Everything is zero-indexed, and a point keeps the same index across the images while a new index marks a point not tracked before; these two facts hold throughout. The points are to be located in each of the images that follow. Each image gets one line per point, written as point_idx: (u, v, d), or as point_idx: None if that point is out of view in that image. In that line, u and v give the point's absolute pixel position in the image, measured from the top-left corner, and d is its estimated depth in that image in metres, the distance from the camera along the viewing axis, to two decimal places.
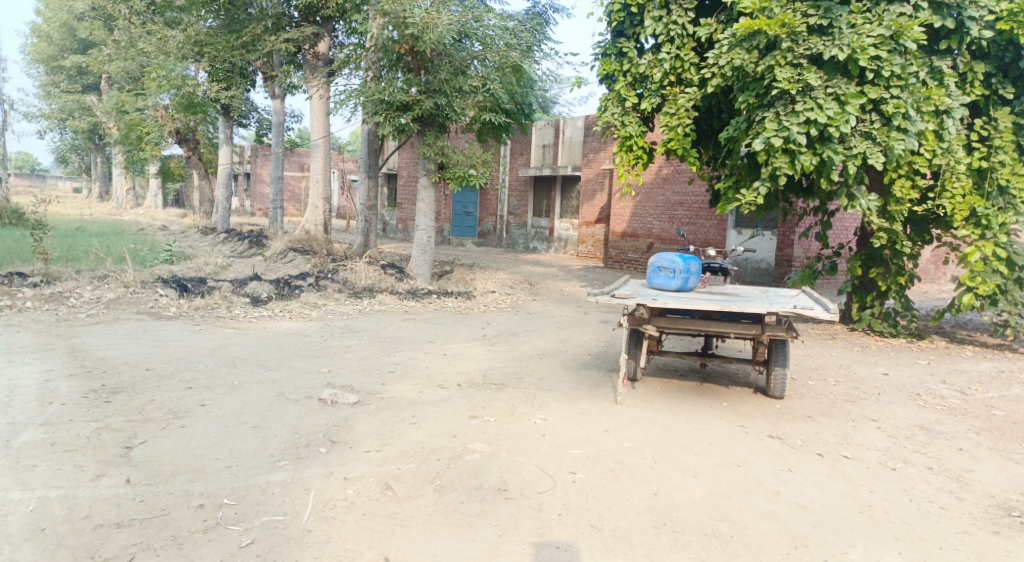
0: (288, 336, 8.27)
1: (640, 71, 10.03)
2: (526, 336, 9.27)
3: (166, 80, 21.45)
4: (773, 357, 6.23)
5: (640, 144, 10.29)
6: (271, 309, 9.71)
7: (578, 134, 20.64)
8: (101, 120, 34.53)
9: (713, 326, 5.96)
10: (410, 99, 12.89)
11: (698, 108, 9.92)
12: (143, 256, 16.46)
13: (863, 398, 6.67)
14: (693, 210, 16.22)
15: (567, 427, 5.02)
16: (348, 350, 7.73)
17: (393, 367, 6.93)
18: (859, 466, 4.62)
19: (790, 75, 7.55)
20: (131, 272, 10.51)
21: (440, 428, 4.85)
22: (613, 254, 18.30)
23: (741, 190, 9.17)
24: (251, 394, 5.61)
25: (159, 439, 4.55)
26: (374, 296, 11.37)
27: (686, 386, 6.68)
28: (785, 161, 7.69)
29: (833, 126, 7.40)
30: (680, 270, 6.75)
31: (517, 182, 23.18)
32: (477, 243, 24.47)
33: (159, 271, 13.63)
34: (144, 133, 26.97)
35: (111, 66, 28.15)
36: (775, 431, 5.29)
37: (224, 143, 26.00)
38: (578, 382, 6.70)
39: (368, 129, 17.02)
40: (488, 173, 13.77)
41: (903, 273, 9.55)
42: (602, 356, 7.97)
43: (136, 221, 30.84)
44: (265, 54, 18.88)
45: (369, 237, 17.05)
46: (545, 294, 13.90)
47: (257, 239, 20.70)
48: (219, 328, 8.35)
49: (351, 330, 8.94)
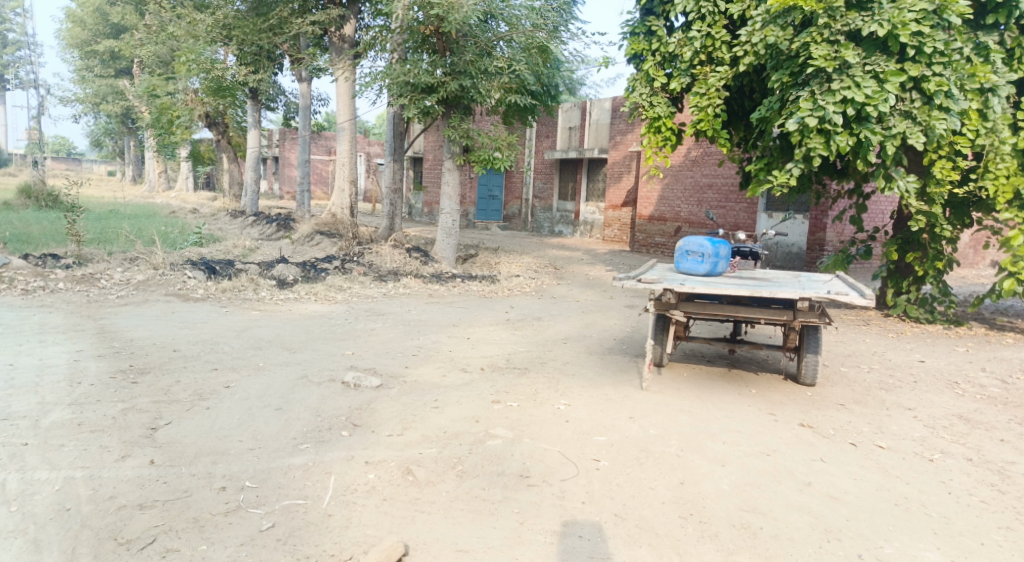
0: (312, 319, 8.29)
1: (670, 50, 9.81)
2: (551, 320, 9.18)
3: (195, 63, 21.61)
4: (805, 343, 6.06)
5: (669, 126, 10.09)
6: (297, 291, 9.76)
7: (605, 116, 20.37)
8: (133, 105, 35.02)
9: (743, 312, 5.80)
10: (435, 81, 12.78)
11: (729, 88, 9.68)
12: (173, 238, 16.71)
13: (898, 386, 6.47)
14: (722, 193, 15.93)
15: (591, 413, 4.94)
16: (372, 333, 7.72)
17: (416, 350, 6.91)
18: (894, 457, 4.46)
19: (826, 53, 7.31)
20: (160, 254, 10.63)
21: (462, 413, 4.80)
22: (640, 238, 18.06)
23: (773, 172, 8.93)
24: (275, 376, 5.62)
25: (184, 421, 4.58)
26: (399, 279, 11.38)
27: (714, 373, 6.54)
28: (819, 142, 7.45)
29: (872, 105, 7.14)
30: (709, 254, 6.60)
31: (543, 165, 22.99)
32: (502, 226, 24.39)
33: (188, 253, 13.80)
34: (174, 117, 27.27)
35: (142, 51, 28.47)
36: (806, 420, 5.14)
37: (252, 127, 26.18)
38: (602, 367, 6.60)
39: (393, 111, 17.00)
40: (514, 156, 13.64)
41: (941, 258, 9.24)
42: (627, 341, 7.86)
43: (168, 204, 31.31)
44: (292, 37, 19.10)
45: (394, 220, 17.06)
46: (570, 278, 13.78)
47: (284, 223, 20.87)
48: (245, 310, 8.40)
49: (376, 313, 8.95)
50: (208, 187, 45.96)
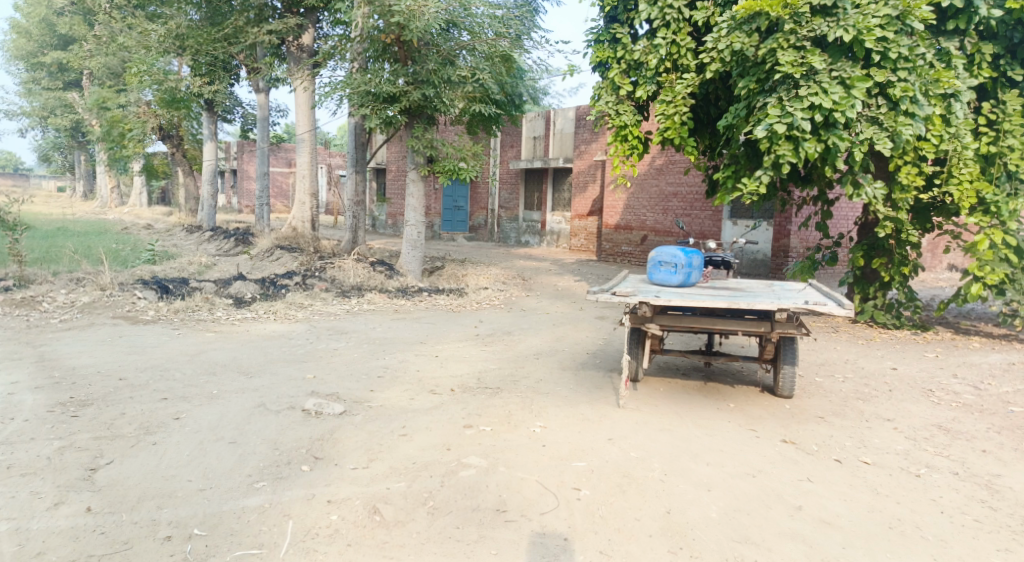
0: (271, 340, 7.90)
1: (635, 58, 9.72)
2: (521, 334, 8.94)
3: (147, 75, 20.92)
4: (781, 354, 5.93)
5: (635, 134, 10.00)
6: (255, 310, 9.34)
7: (569, 125, 20.31)
8: (83, 118, 33.86)
9: (721, 324, 5.64)
10: (397, 91, 12.49)
11: (695, 95, 9.62)
12: (125, 256, 16.04)
13: (874, 395, 6.38)
14: (687, 201, 15.93)
15: (568, 436, 4.70)
16: (334, 353, 7.37)
17: (382, 371, 6.59)
18: (880, 473, 4.32)
19: (793, 59, 7.29)
20: (108, 274, 10.10)
21: (432, 440, 4.52)
22: (607, 247, 17.96)
23: (741, 180, 8.87)
24: (230, 405, 5.25)
25: (127, 459, 4.20)
26: (362, 295, 11.02)
27: (691, 387, 6.37)
28: (788, 149, 7.39)
29: (839, 111, 7.11)
30: (683, 265, 6.46)
31: (507, 175, 22.82)
32: (468, 237, 24.13)
33: (140, 271, 13.22)
34: (126, 130, 26.39)
35: (92, 62, 27.54)
36: (788, 435, 4.99)
37: (209, 139, 25.48)
38: (576, 384, 6.38)
39: (354, 122, 16.59)
40: (479, 166, 13.42)
41: (907, 263, 9.33)
42: (600, 355, 7.65)
43: (120, 220, 30.24)
44: (248, 47, 18.46)
45: (358, 233, 16.66)
46: (539, 289, 13.58)
47: (243, 237, 20.27)
48: (199, 332, 7.97)
49: (339, 331, 8.59)
50: (164, 201, 44.67)
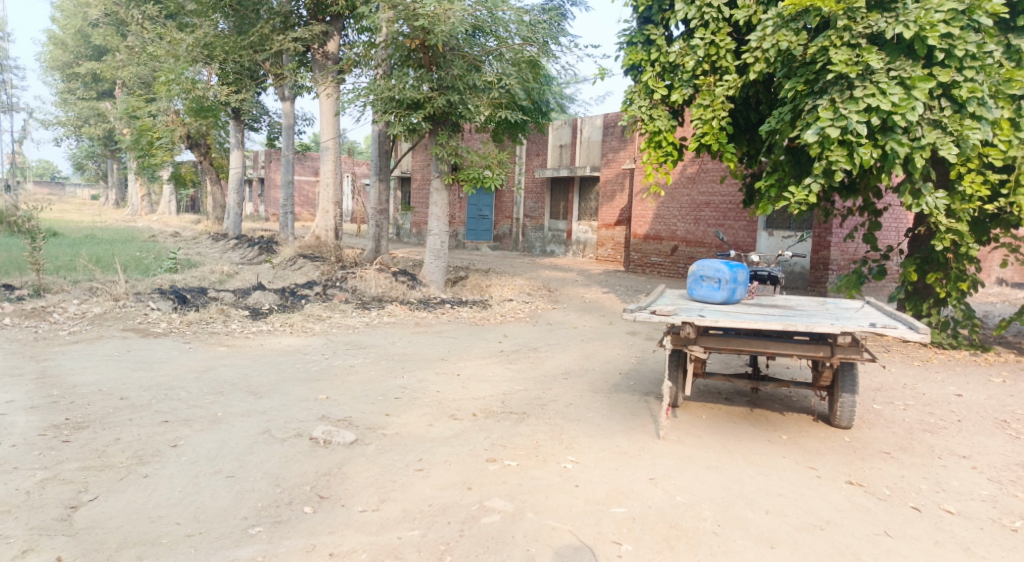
0: (285, 355, 7.50)
1: (670, 60, 9.21)
2: (549, 351, 8.43)
3: (175, 84, 20.92)
4: (839, 380, 5.36)
5: (670, 140, 9.50)
6: (272, 322, 8.96)
7: (596, 133, 19.83)
8: (114, 127, 34.22)
9: (773, 347, 5.06)
10: (421, 96, 12.08)
11: (734, 100, 9.08)
12: (147, 264, 15.86)
13: (943, 427, 5.75)
14: (720, 210, 15.32)
15: (604, 473, 4.19)
16: (350, 371, 6.94)
17: (400, 392, 6.14)
18: (969, 526, 3.75)
19: (847, 57, 6.73)
20: (123, 284, 9.83)
21: (451, 477, 4.04)
22: (635, 258, 17.37)
23: (785, 189, 8.30)
24: (234, 430, 4.83)
25: (112, 495, 3.77)
26: (383, 307, 10.60)
27: (736, 415, 5.81)
28: (842, 154, 6.81)
29: (898, 114, 6.53)
30: (727, 280, 5.95)
31: (533, 183, 22.37)
32: (492, 247, 23.73)
33: (159, 281, 12.99)
34: (154, 138, 26.50)
35: (124, 72, 27.80)
36: (853, 476, 4.44)
37: (235, 148, 25.47)
38: (609, 409, 5.85)
39: (378, 129, 16.26)
40: (504, 174, 12.96)
41: (965, 279, 8.65)
42: (634, 376, 7.12)
43: (147, 228, 30.37)
44: (273, 54, 18.25)
45: (380, 242, 16.32)
46: (566, 301, 13.06)
47: (267, 246, 20.10)
48: (210, 346, 7.60)
49: (357, 346, 8.17)
50: (192, 208, 45.06)
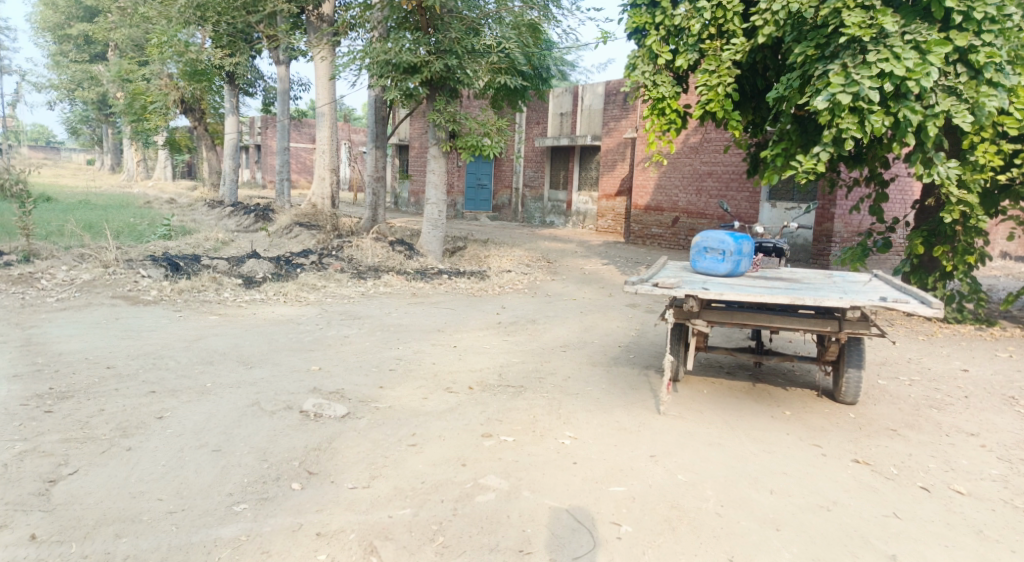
0: (278, 325, 7.34)
1: (675, 23, 8.89)
2: (547, 322, 8.28)
3: (168, 46, 20.44)
4: (845, 355, 5.22)
5: (674, 107, 9.24)
6: (265, 291, 8.78)
7: (598, 101, 19.45)
8: (107, 91, 33.63)
9: (778, 321, 4.90)
10: (419, 60, 11.73)
11: (741, 65, 8.80)
12: (140, 231, 15.62)
13: (949, 403, 5.63)
14: (723, 181, 15.06)
15: (603, 450, 4.07)
16: (344, 342, 6.79)
17: (395, 364, 5.99)
18: (980, 508, 3.63)
19: (861, 20, 6.46)
20: (113, 250, 9.62)
21: (446, 453, 3.91)
22: (635, 229, 17.15)
23: (792, 159, 8.08)
24: (222, 402, 4.68)
25: (93, 469, 3.63)
26: (379, 276, 10.41)
27: (738, 390, 5.69)
28: (852, 122, 6.57)
29: (912, 80, 6.28)
30: (732, 252, 5.77)
31: (532, 152, 22.03)
32: (491, 216, 23.47)
33: (151, 247, 12.77)
34: (148, 102, 26.02)
35: (116, 34, 27.20)
36: (859, 455, 4.32)
37: (230, 113, 25.03)
38: (609, 383, 5.71)
39: (374, 95, 15.89)
40: (503, 142, 12.67)
41: (972, 252, 8.46)
42: (634, 349, 6.98)
43: (142, 194, 29.98)
44: (268, 16, 17.90)
45: (377, 211, 16.05)
46: (565, 273, 12.89)
47: (263, 213, 19.84)
48: (201, 315, 7.43)
49: (351, 316, 8.01)
50: (188, 175, 44.57)
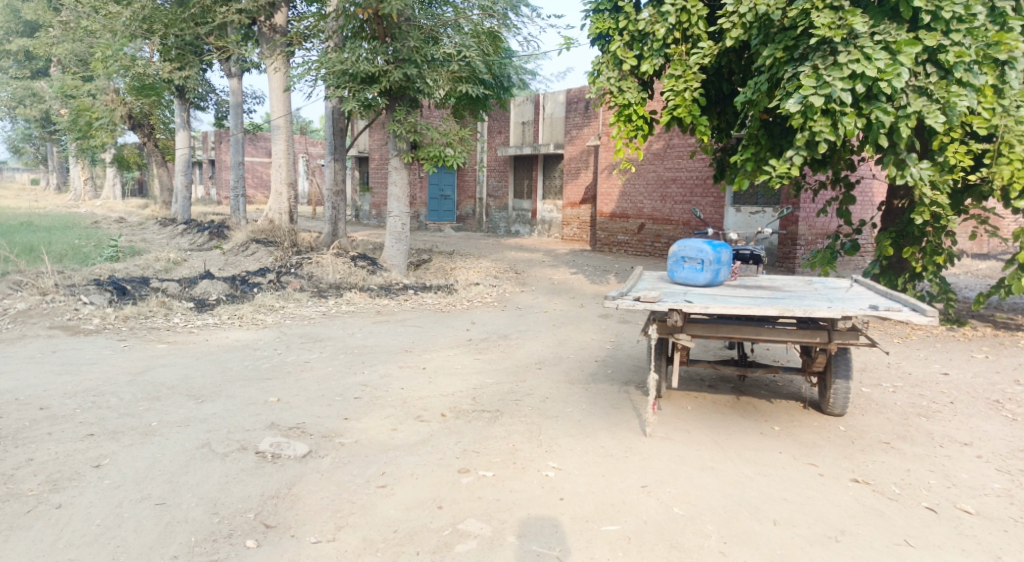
0: (233, 351, 6.86)
1: (639, 28, 8.72)
2: (519, 338, 7.97)
3: (112, 60, 19.66)
4: (832, 365, 5.01)
5: (640, 113, 9.06)
6: (219, 315, 8.28)
7: (559, 109, 19.31)
8: (50, 108, 32.36)
9: (765, 333, 4.64)
10: (377, 70, 11.37)
11: (707, 70, 8.67)
12: (86, 253, 14.85)
13: (937, 410, 5.48)
14: (687, 186, 15.01)
15: (590, 482, 3.77)
16: (306, 368, 6.36)
17: (361, 391, 5.60)
18: (992, 529, 3.43)
19: (831, 20, 6.35)
20: (52, 276, 9.00)
21: (421, 495, 3.57)
22: (602, 237, 16.99)
23: (762, 163, 7.95)
24: (168, 444, 4.23)
25: (14, 534, 3.17)
26: (341, 294, 9.97)
27: (722, 405, 5.45)
28: (825, 125, 6.43)
29: (884, 80, 6.17)
30: (710, 261, 5.57)
31: (495, 162, 21.78)
32: (455, 227, 23.12)
33: (96, 271, 12.07)
34: (93, 118, 25.02)
35: (58, 48, 26.17)
36: (857, 474, 4.10)
37: (181, 128, 24.22)
38: (589, 403, 5.42)
39: (331, 106, 15.44)
40: (466, 152, 12.36)
41: (940, 252, 8.44)
42: (611, 364, 6.72)
43: (90, 214, 28.77)
44: (218, 27, 17.30)
45: (338, 225, 15.55)
46: (534, 284, 12.61)
47: (218, 230, 19.14)
48: (148, 344, 6.91)
49: (312, 338, 7.57)
50: (139, 193, 43.15)
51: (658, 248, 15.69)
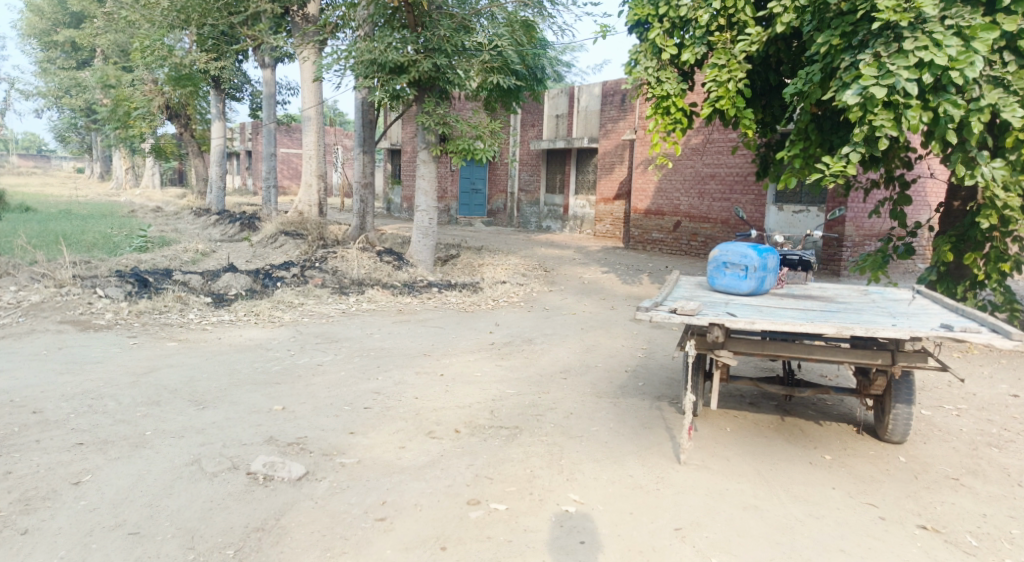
0: (243, 351, 6.55)
1: (681, 14, 8.18)
2: (545, 343, 7.53)
3: (149, 51, 19.60)
4: (892, 389, 4.47)
5: (680, 106, 8.50)
6: (236, 311, 8.01)
7: (594, 102, 18.75)
8: (93, 98, 32.87)
9: (818, 353, 4.11)
10: (406, 59, 10.98)
11: (753, 60, 8.11)
12: (116, 243, 14.85)
13: (1011, 440, 4.88)
14: (726, 183, 14.36)
15: (615, 522, 3.33)
16: (317, 373, 6.01)
17: (371, 400, 5.23)
18: None
19: (896, 3, 5.76)
20: (72, 267, 8.85)
21: (423, 532, 3.18)
22: (635, 234, 16.42)
23: (812, 161, 7.38)
24: (157, 459, 3.91)
25: None
26: (363, 291, 9.64)
27: (766, 427, 4.94)
28: (887, 118, 5.81)
29: (955, 69, 5.55)
30: (755, 267, 5.06)
31: (528, 156, 21.31)
32: (486, 222, 22.73)
33: (122, 262, 11.97)
34: (131, 108, 25.26)
35: (100, 39, 26.43)
36: (925, 519, 3.58)
37: (215, 119, 24.27)
38: (617, 421, 4.96)
39: (361, 97, 15.16)
40: (497, 145, 11.91)
41: (1006, 260, 7.72)
42: (642, 375, 6.24)
43: (127, 203, 29.12)
44: (251, 17, 17.15)
45: (365, 218, 15.26)
46: (564, 283, 12.13)
47: (248, 222, 19.08)
48: (158, 342, 6.65)
49: (328, 338, 7.24)
50: (177, 182, 43.77)
51: (694, 247, 15.06)
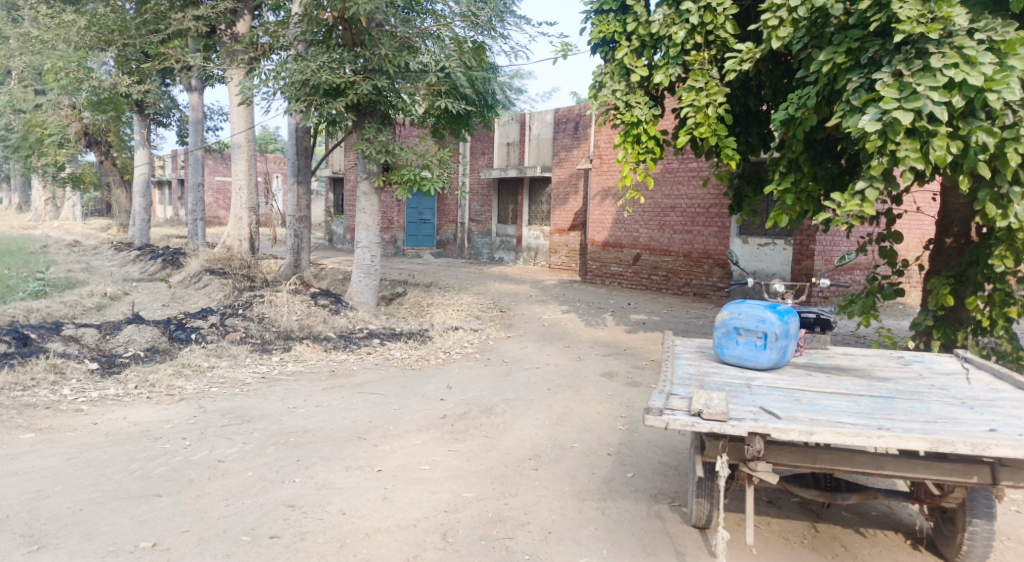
0: (123, 443, 5.09)
1: (652, 31, 7.23)
2: (508, 412, 6.29)
3: (65, 74, 17.93)
4: (966, 502, 3.42)
5: (651, 133, 7.51)
6: (127, 380, 6.52)
7: (547, 129, 17.83)
8: (7, 123, 30.29)
9: (890, 467, 3.04)
10: (343, 81, 9.65)
11: (732, 83, 7.23)
12: (9, 286, 12.96)
13: None
14: (687, 215, 13.54)
15: None
16: (214, 475, 4.61)
17: (281, 523, 3.90)
18: None
19: (918, 13, 4.92)
20: None
21: None
22: (593, 267, 15.41)
23: (804, 195, 6.48)
24: None
25: None
26: (290, 347, 8.22)
27: (799, 543, 3.83)
28: (911, 148, 4.88)
29: (991, 91, 4.71)
30: (776, 335, 4.00)
31: (478, 185, 20.24)
32: (435, 253, 21.48)
33: (6, 312, 10.20)
34: (45, 135, 23.11)
35: (13, 61, 24.26)
36: None
37: (140, 146, 22.43)
38: (612, 543, 3.78)
39: (295, 124, 13.82)
40: (447, 176, 10.70)
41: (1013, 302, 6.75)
42: (630, 461, 5.08)
43: (42, 236, 26.66)
44: (177, 38, 15.57)
45: (300, 255, 13.65)
46: (522, 326, 10.96)
47: (172, 259, 17.32)
48: (8, 434, 5.12)
49: (240, 417, 5.83)
50: (104, 213, 41.02)
51: (655, 281, 14.14)
